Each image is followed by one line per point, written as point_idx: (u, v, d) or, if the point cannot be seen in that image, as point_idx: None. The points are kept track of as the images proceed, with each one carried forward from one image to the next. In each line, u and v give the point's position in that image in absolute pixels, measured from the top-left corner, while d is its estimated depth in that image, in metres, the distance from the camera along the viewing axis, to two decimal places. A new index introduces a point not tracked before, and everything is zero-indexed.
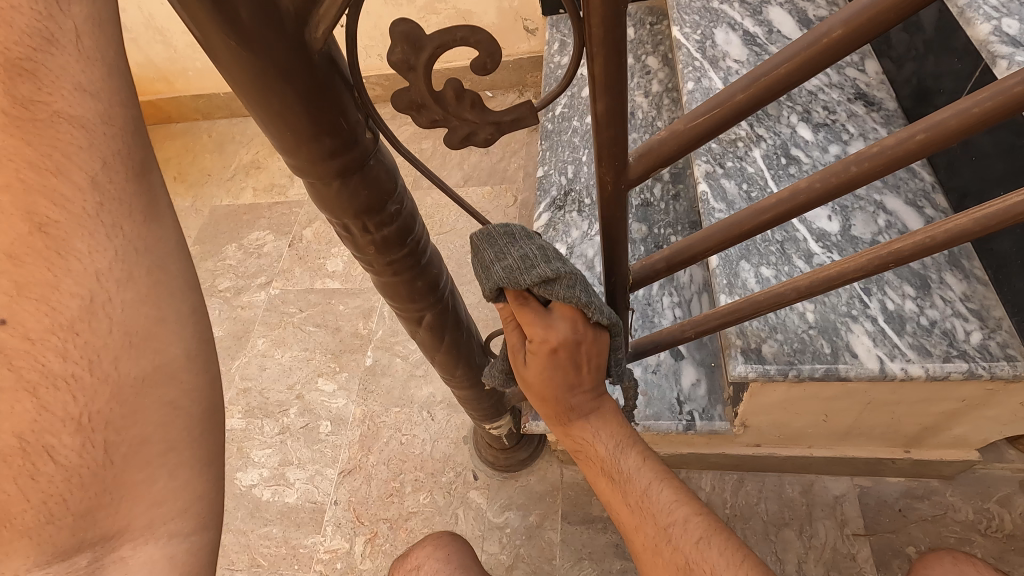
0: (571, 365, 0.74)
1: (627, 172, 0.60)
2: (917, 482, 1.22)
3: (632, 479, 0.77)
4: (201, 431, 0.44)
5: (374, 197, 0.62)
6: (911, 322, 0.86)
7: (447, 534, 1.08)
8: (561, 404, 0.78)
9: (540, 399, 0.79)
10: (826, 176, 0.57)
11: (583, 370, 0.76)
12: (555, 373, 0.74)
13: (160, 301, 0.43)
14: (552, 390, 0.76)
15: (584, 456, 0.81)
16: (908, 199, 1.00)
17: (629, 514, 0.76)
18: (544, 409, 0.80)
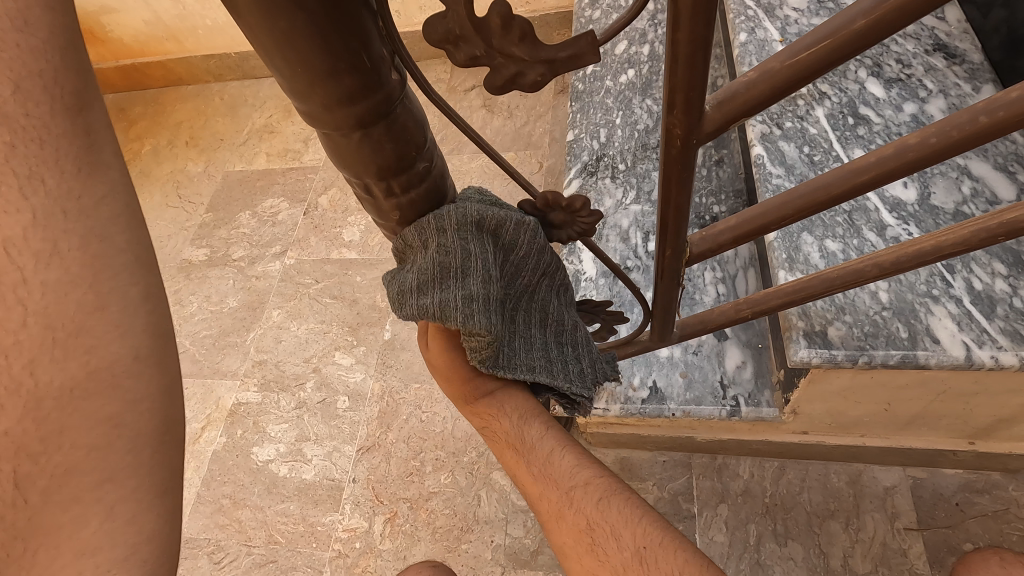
0: (457, 343, 0.71)
1: (702, 125, 0.50)
2: (976, 475, 1.13)
3: (530, 450, 0.70)
4: (155, 455, 0.36)
5: (401, 152, 0.52)
6: (1003, 304, 0.76)
7: (429, 563, 0.92)
8: (461, 381, 0.73)
9: (442, 378, 0.75)
10: (944, 127, 0.48)
11: (473, 357, 0.72)
12: (448, 348, 0.72)
13: (99, 279, 0.37)
14: (452, 365, 0.72)
15: (494, 433, 0.74)
16: (997, 164, 0.88)
17: (536, 487, 0.68)
18: (447, 391, 0.77)
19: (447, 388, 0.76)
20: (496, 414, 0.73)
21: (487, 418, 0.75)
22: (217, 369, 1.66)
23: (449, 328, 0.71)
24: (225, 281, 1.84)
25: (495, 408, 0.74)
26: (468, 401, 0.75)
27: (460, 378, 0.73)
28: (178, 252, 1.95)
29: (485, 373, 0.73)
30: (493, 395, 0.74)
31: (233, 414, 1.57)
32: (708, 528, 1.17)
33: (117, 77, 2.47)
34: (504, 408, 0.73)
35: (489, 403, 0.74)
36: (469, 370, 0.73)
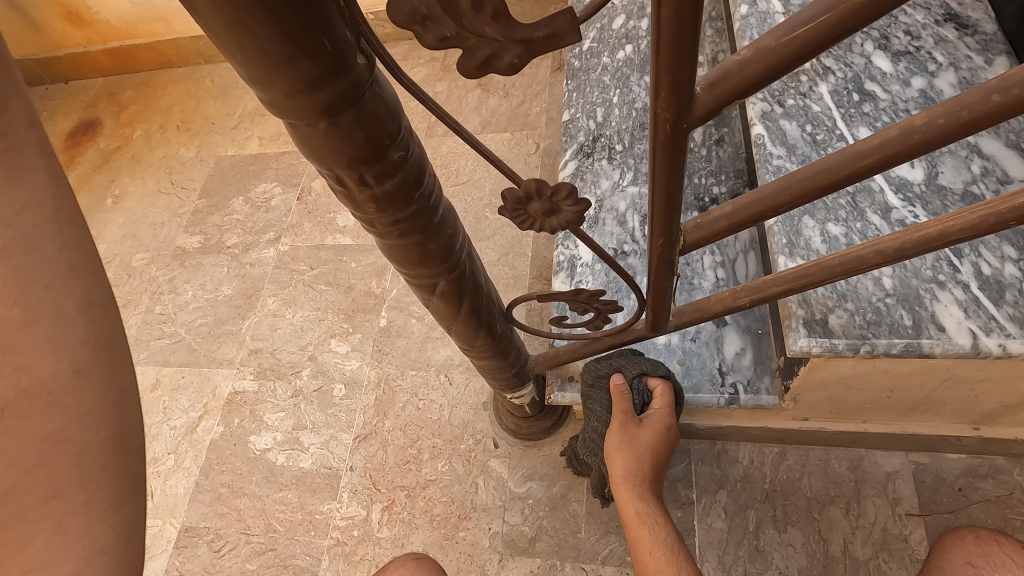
0: (658, 440, 0.94)
1: (692, 107, 0.47)
2: (980, 459, 1.11)
3: (658, 535, 0.89)
4: (108, 466, 0.45)
5: (373, 140, 0.49)
6: (1012, 289, 0.73)
7: (412, 556, 0.92)
8: (640, 463, 0.93)
9: (624, 452, 0.93)
10: (954, 107, 0.45)
11: (659, 452, 0.95)
12: (650, 435, 0.94)
13: (33, 307, 0.45)
14: (643, 442, 0.94)
15: (637, 517, 0.91)
16: (1010, 141, 0.84)
17: (653, 565, 0.87)
18: (614, 461, 0.94)
19: (620, 463, 0.93)
20: (646, 510, 0.91)
21: (630, 497, 0.92)
22: (213, 357, 1.65)
23: (665, 430, 0.95)
24: (219, 269, 1.82)
25: (647, 502, 0.92)
26: (632, 478, 0.93)
27: (641, 459, 0.93)
28: (172, 239, 1.92)
29: (649, 476, 0.94)
30: (641, 483, 0.93)
31: (229, 403, 1.56)
32: (707, 514, 1.16)
33: (107, 61, 2.41)
34: (644, 505, 0.92)
35: (636, 485, 0.93)
36: (652, 460, 0.94)
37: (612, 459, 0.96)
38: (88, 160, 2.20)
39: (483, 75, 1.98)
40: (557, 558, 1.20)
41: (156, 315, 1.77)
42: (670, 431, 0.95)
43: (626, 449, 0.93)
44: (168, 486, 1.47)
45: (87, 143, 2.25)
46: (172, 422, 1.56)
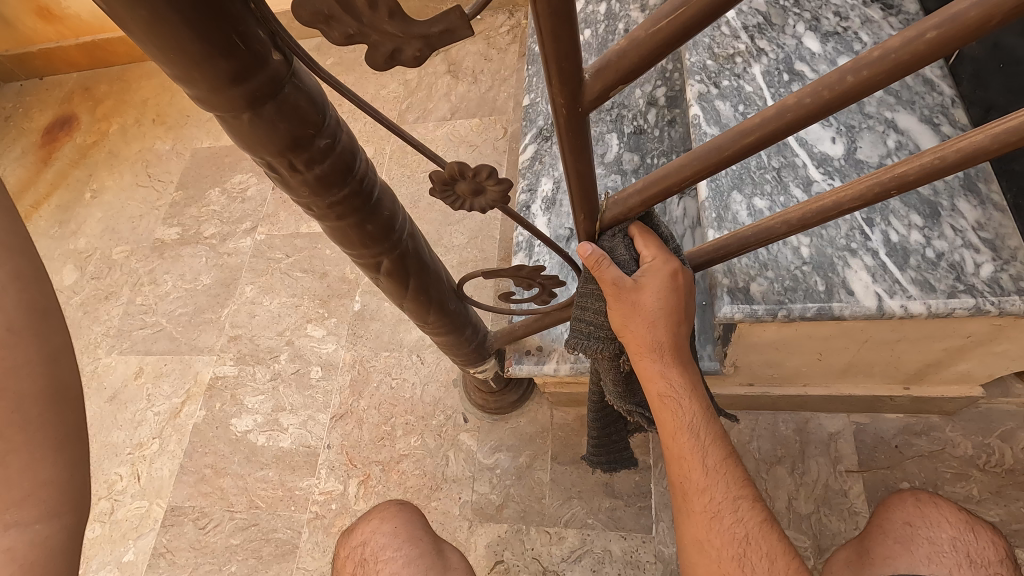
0: (677, 302, 0.73)
1: (583, 93, 0.52)
2: (916, 418, 1.18)
3: (688, 424, 0.77)
4: (46, 413, 0.46)
5: (297, 130, 0.54)
6: (916, 254, 0.79)
7: (398, 503, 0.97)
8: (662, 336, 0.74)
9: (641, 322, 0.72)
10: (817, 88, 0.50)
11: (679, 312, 0.74)
12: (667, 297, 0.72)
13: None
14: (667, 305, 0.73)
15: (661, 405, 0.77)
16: (923, 116, 0.90)
17: (686, 462, 0.78)
18: (631, 335, 0.74)
19: (636, 336, 0.73)
20: (676, 395, 0.76)
21: (661, 382, 0.76)
22: (194, 345, 1.70)
23: (673, 280, 0.72)
24: (198, 259, 1.86)
25: (672, 382, 0.76)
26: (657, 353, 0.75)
27: (663, 330, 0.74)
28: (150, 231, 1.96)
29: (676, 346, 0.76)
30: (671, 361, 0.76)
31: (211, 388, 1.61)
32: (663, 477, 1.25)
33: (80, 56, 2.41)
34: (671, 389, 0.76)
35: (664, 364, 0.76)
36: (676, 321, 0.74)
37: (625, 334, 0.74)
38: (66, 156, 2.23)
39: (452, 61, 2.01)
40: (523, 523, 1.26)
41: (138, 306, 1.81)
42: (679, 280, 0.72)
43: (642, 321, 0.72)
44: (154, 469, 1.52)
45: (63, 138, 2.27)
46: (156, 408, 1.61)
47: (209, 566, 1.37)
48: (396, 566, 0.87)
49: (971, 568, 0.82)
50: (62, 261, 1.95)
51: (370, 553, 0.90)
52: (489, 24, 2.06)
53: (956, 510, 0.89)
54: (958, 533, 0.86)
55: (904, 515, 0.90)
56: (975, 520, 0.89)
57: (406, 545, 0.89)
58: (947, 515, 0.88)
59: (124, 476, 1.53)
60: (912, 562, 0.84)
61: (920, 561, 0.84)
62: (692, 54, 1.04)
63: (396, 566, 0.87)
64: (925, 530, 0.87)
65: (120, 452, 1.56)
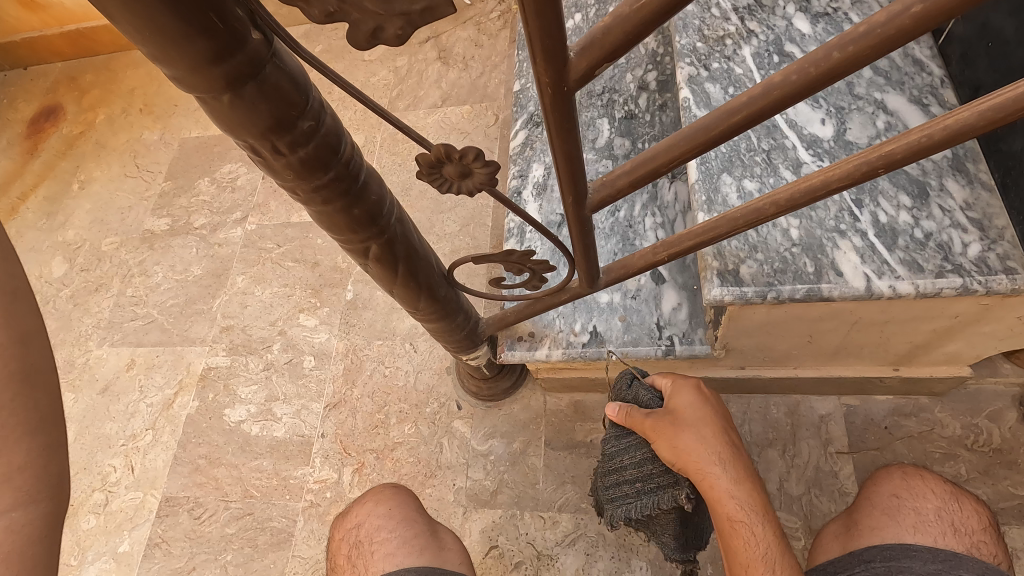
0: (713, 411, 0.92)
1: (568, 72, 0.51)
2: (905, 399, 1.19)
3: (759, 539, 0.83)
4: (18, 397, 0.47)
5: (279, 111, 0.53)
6: (904, 235, 0.79)
7: (392, 485, 0.97)
8: (716, 445, 0.88)
9: (690, 434, 0.88)
10: (803, 65, 0.50)
11: (717, 425, 0.90)
12: (701, 407, 0.92)
13: None
14: (707, 415, 0.91)
15: (730, 525, 0.84)
16: (913, 96, 0.90)
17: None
18: (687, 450, 0.86)
19: (692, 446, 0.86)
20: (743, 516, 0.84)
21: (728, 499, 0.85)
22: (186, 336, 1.69)
23: (697, 392, 0.94)
24: (188, 250, 1.84)
25: (737, 496, 0.85)
26: (718, 470, 0.86)
27: (716, 440, 0.88)
28: (140, 223, 1.94)
29: (735, 465, 0.87)
30: (733, 473, 0.86)
31: (203, 378, 1.61)
32: None
33: (64, 44, 2.37)
34: (737, 509, 0.85)
35: (727, 475, 0.86)
36: (724, 432, 0.90)
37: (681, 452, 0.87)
38: (52, 147, 2.20)
39: (442, 48, 1.99)
40: (517, 508, 1.27)
41: (128, 298, 1.80)
42: (705, 393, 0.94)
43: (693, 431, 0.88)
44: (148, 460, 1.52)
45: (49, 129, 2.24)
46: (149, 400, 1.61)
47: (206, 556, 1.38)
48: (390, 546, 0.87)
49: (957, 536, 0.84)
50: (51, 253, 1.93)
51: (365, 535, 0.90)
52: (479, 10, 2.04)
53: (940, 482, 0.91)
54: (943, 503, 0.88)
55: (891, 488, 0.91)
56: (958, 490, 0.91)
57: (400, 526, 0.89)
58: (932, 486, 0.90)
59: (118, 467, 1.53)
60: (899, 532, 0.85)
61: (906, 531, 0.85)
62: (682, 36, 1.03)
63: (391, 547, 0.87)
64: (910, 502, 0.88)
65: (113, 444, 1.56)
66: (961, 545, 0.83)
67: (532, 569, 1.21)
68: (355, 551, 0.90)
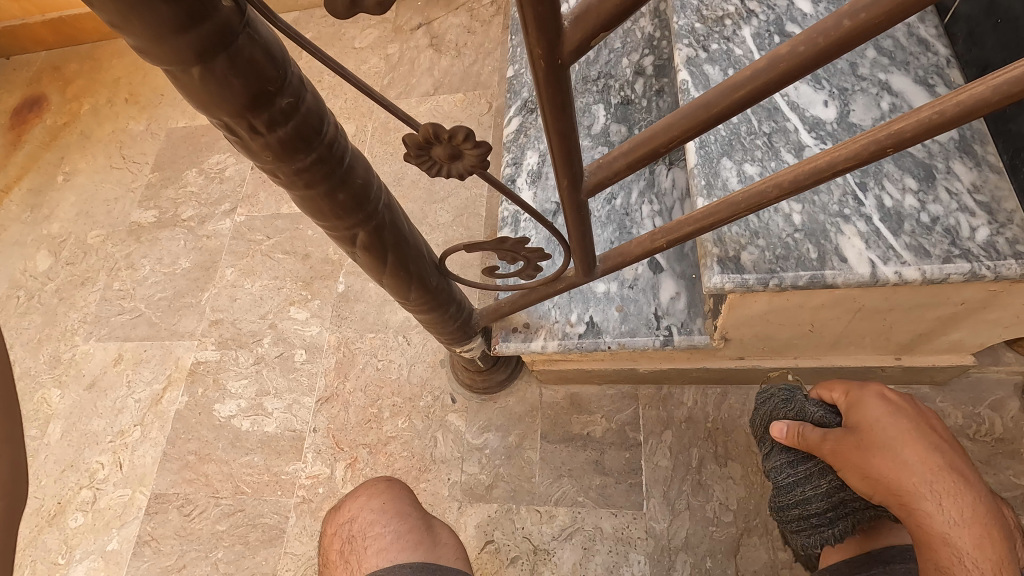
0: (920, 429, 0.85)
1: (562, 43, 0.48)
2: (907, 389, 1.17)
3: None
4: None
5: (255, 86, 0.50)
6: (910, 219, 0.77)
7: (385, 478, 0.94)
8: (931, 471, 0.79)
9: (885, 452, 0.83)
10: (811, 35, 0.47)
11: (925, 443, 0.83)
12: (908, 427, 0.85)
13: None
14: (904, 433, 0.84)
15: (936, 556, 0.74)
16: (918, 77, 0.87)
17: None
18: (880, 469, 0.82)
19: (888, 469, 0.81)
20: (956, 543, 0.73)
21: (939, 523, 0.75)
22: (174, 330, 1.65)
23: (891, 411, 0.88)
24: (176, 243, 1.80)
25: (955, 519, 0.75)
26: (927, 487, 0.78)
27: (925, 467, 0.80)
28: (126, 215, 1.90)
29: (953, 484, 0.78)
30: (939, 497, 0.77)
31: (193, 373, 1.57)
32: (653, 454, 1.24)
33: (47, 33, 2.31)
34: (956, 532, 0.74)
35: (936, 503, 0.77)
36: (940, 457, 0.81)
37: (885, 469, 0.82)
38: (36, 138, 2.15)
39: (434, 35, 1.95)
40: (513, 502, 1.25)
41: (115, 292, 1.76)
42: (902, 413, 0.87)
43: (889, 451, 0.83)
44: (136, 456, 1.49)
45: (33, 120, 2.19)
46: (137, 395, 1.57)
47: (196, 553, 1.35)
48: (384, 541, 0.84)
49: None
50: (35, 247, 1.89)
51: (358, 530, 0.87)
52: None
53: (965, 482, 0.89)
54: None
55: None
56: (980, 490, 0.89)
57: (394, 520, 0.87)
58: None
59: (105, 464, 1.50)
60: None
61: None
62: (680, 17, 1.00)
63: (385, 542, 0.84)
64: None
65: (101, 440, 1.53)
66: None
67: (528, 564, 1.19)
68: (349, 546, 0.87)
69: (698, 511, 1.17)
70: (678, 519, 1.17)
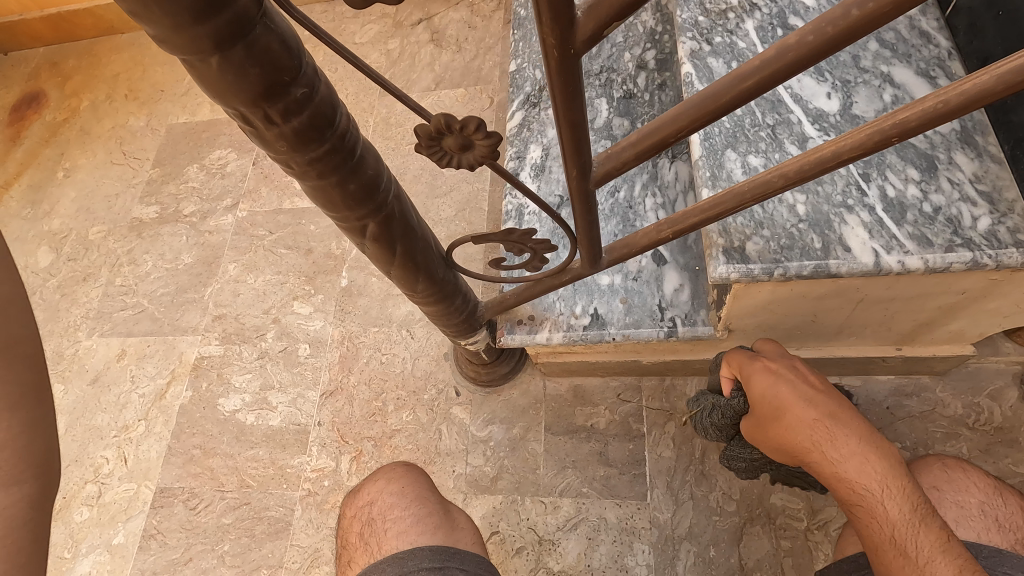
0: (799, 384, 0.87)
1: (575, 33, 0.49)
2: (907, 379, 1.18)
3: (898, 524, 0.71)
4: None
5: (270, 75, 0.50)
6: (913, 210, 0.78)
7: (402, 464, 0.96)
8: (813, 426, 0.82)
9: (778, 421, 0.85)
10: (820, 25, 0.48)
11: (808, 397, 0.85)
12: (788, 386, 0.87)
13: None
14: (789, 396, 0.86)
15: (856, 513, 0.76)
16: (920, 69, 0.88)
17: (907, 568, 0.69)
18: (781, 440, 0.85)
19: (786, 436, 0.84)
20: (862, 492, 0.75)
21: (840, 476, 0.77)
22: (178, 325, 1.66)
23: (772, 369, 0.90)
24: (178, 238, 1.81)
25: (848, 467, 0.77)
26: (818, 446, 0.80)
27: (812, 419, 0.82)
28: (128, 211, 1.90)
29: (837, 429, 0.80)
30: (834, 449, 0.79)
31: (197, 368, 1.58)
32: (657, 445, 1.25)
33: (45, 29, 2.30)
34: (859, 480, 0.76)
35: (832, 457, 0.79)
36: (819, 406, 0.83)
37: (781, 437, 0.85)
38: (35, 134, 2.14)
39: (435, 30, 1.95)
40: (518, 494, 1.26)
41: (117, 287, 1.76)
42: (778, 369, 0.90)
43: (780, 418, 0.85)
44: (141, 451, 1.50)
45: (32, 116, 2.18)
46: (141, 390, 1.58)
47: (202, 546, 1.36)
48: (404, 524, 0.85)
49: (1000, 532, 0.83)
50: (36, 243, 1.89)
51: (377, 512, 0.88)
52: None
53: (983, 476, 0.90)
54: (986, 498, 0.87)
55: (931, 479, 0.90)
56: (1001, 484, 0.89)
57: (413, 505, 0.88)
58: (975, 480, 0.89)
59: (110, 459, 1.50)
60: None
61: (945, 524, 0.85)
62: (683, 11, 1.01)
63: (405, 524, 0.85)
64: (952, 495, 0.87)
65: (105, 435, 1.53)
66: (1005, 541, 0.82)
67: (533, 555, 1.20)
68: (368, 529, 0.88)
69: (701, 501, 1.19)
70: (682, 509, 1.19)
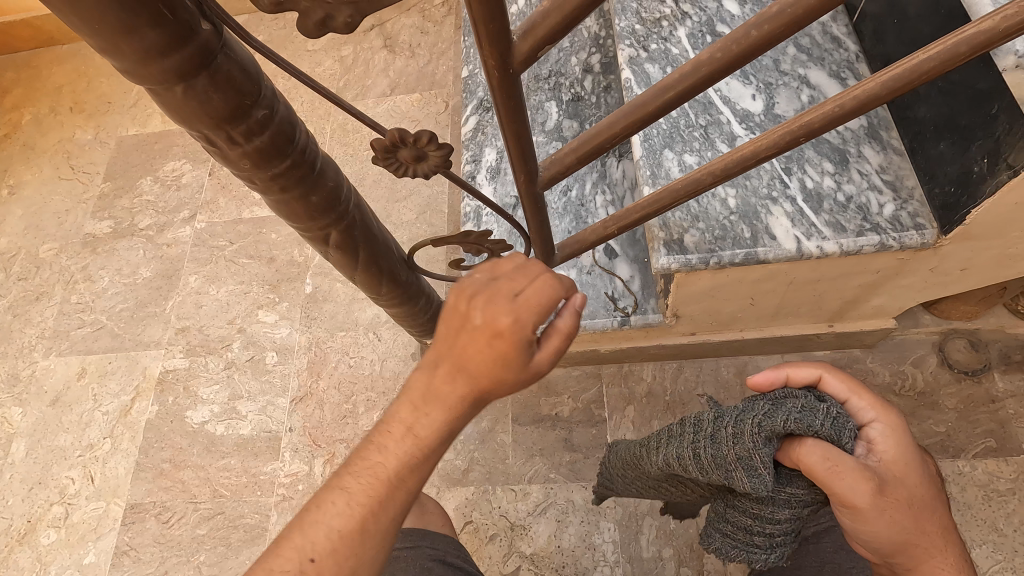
0: (922, 460, 0.71)
1: (512, 54, 0.54)
2: (841, 353, 1.29)
3: None
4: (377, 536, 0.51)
5: (233, 101, 0.54)
6: (828, 199, 0.87)
7: None
8: (947, 530, 0.71)
9: (923, 512, 0.69)
10: (726, 43, 0.54)
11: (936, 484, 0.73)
12: (925, 469, 0.71)
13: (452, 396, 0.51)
14: (930, 485, 0.71)
15: None
16: (832, 71, 0.98)
17: None
18: (919, 532, 0.69)
19: (926, 531, 0.69)
20: None
21: None
22: (139, 340, 1.64)
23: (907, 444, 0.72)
24: (134, 252, 1.78)
25: None
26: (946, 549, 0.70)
27: (942, 517, 0.71)
28: (79, 227, 1.86)
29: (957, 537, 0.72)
30: (944, 542, 0.71)
31: (162, 382, 1.57)
32: (618, 428, 1.32)
33: None
34: None
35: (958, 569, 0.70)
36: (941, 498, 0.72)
37: (920, 531, 0.69)
38: None
39: (388, 36, 1.98)
40: (489, 483, 1.31)
41: (73, 305, 1.73)
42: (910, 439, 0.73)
43: (925, 510, 0.69)
44: (108, 468, 1.48)
45: None
46: (104, 408, 1.56)
47: (177, 559, 1.36)
48: None
49: None
50: None
51: None
52: None
53: None
54: None
55: None
56: None
57: None
58: None
59: (76, 478, 1.48)
60: None
61: None
62: (621, 20, 1.08)
63: None
64: None
65: (69, 455, 1.51)
66: None
67: (506, 541, 1.26)
68: None
69: None
70: None
